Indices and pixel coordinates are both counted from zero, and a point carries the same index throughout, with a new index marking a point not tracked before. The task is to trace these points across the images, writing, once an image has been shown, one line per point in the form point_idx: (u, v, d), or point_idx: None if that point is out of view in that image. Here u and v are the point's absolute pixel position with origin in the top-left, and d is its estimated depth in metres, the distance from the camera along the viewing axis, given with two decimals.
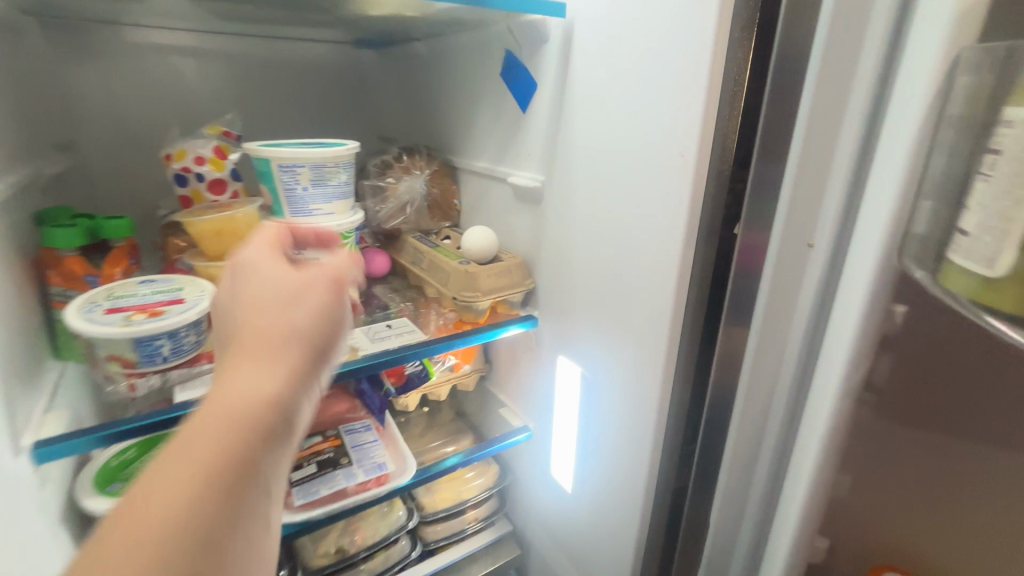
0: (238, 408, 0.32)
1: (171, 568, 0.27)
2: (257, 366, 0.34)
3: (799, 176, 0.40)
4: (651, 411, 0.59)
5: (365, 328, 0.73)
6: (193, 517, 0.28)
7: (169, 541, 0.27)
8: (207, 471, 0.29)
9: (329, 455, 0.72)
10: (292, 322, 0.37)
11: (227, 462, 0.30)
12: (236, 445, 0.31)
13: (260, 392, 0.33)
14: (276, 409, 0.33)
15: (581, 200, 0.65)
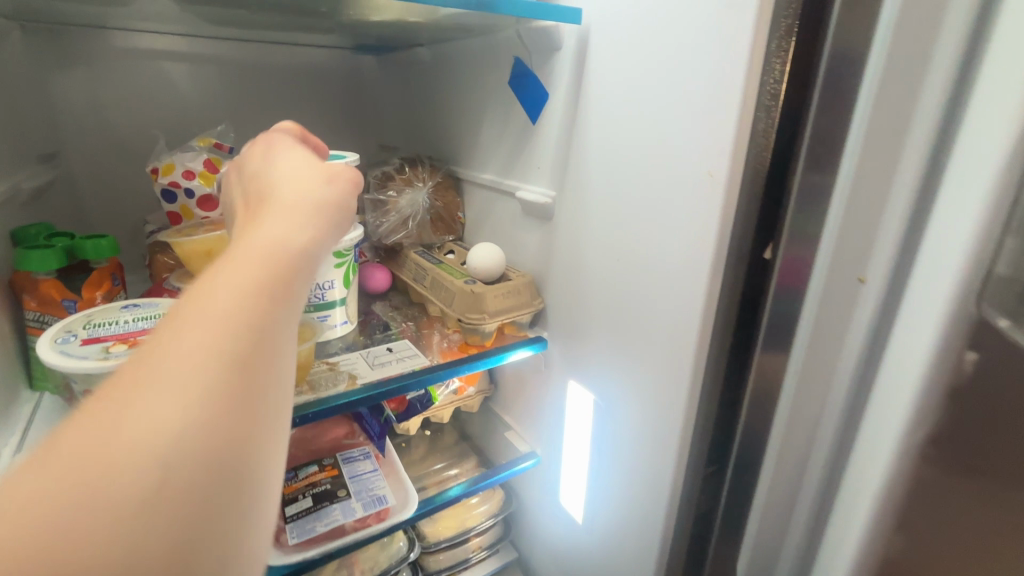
0: (278, 246, 0.30)
1: (220, 378, 0.24)
2: (260, 254, 0.29)
3: (853, 206, 0.38)
4: (672, 447, 0.55)
5: (364, 352, 0.69)
6: (241, 331, 0.26)
7: (218, 352, 0.25)
8: (251, 295, 0.27)
9: (325, 487, 0.68)
10: (322, 195, 0.36)
11: (269, 292, 0.28)
12: (279, 278, 0.29)
13: (266, 282, 0.28)
14: (311, 259, 0.32)
15: (596, 218, 0.61)
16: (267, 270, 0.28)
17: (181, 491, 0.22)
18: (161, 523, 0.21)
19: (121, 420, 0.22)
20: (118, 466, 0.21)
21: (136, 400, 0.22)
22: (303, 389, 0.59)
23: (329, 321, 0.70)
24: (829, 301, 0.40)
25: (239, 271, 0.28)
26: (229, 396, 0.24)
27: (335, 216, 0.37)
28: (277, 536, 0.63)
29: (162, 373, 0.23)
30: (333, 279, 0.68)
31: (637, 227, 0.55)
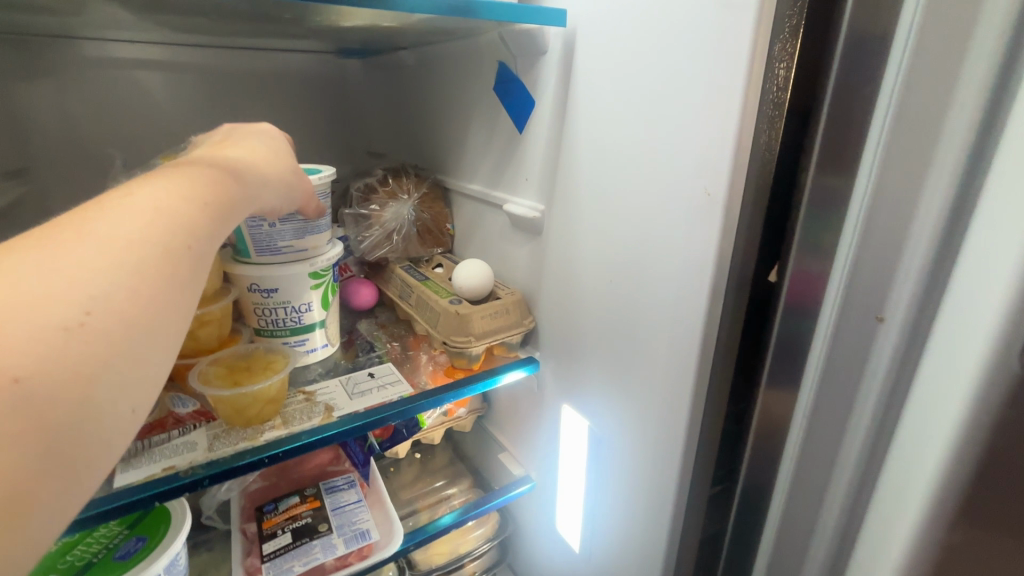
0: (229, 173, 0.37)
1: (163, 228, 0.29)
2: (191, 188, 0.33)
3: (868, 235, 0.34)
4: (671, 485, 0.51)
5: (344, 378, 0.65)
6: (185, 209, 0.31)
7: (167, 213, 0.30)
8: (201, 190, 0.33)
9: (306, 521, 0.64)
10: (276, 164, 0.44)
11: (215, 194, 0.34)
12: (224, 190, 0.35)
13: (193, 211, 0.32)
14: (248, 192, 0.38)
15: (586, 235, 0.57)
16: (194, 201, 0.32)
17: (73, 363, 0.24)
18: (50, 389, 0.23)
19: (32, 281, 0.24)
20: (18, 318, 0.23)
21: (48, 270, 0.25)
22: (274, 423, 0.56)
23: (308, 345, 0.66)
24: (842, 338, 0.36)
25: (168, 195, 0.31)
26: (139, 293, 0.27)
27: (265, 188, 0.42)
28: None
29: (78, 252, 0.26)
30: (311, 301, 0.64)
31: (628, 247, 0.51)
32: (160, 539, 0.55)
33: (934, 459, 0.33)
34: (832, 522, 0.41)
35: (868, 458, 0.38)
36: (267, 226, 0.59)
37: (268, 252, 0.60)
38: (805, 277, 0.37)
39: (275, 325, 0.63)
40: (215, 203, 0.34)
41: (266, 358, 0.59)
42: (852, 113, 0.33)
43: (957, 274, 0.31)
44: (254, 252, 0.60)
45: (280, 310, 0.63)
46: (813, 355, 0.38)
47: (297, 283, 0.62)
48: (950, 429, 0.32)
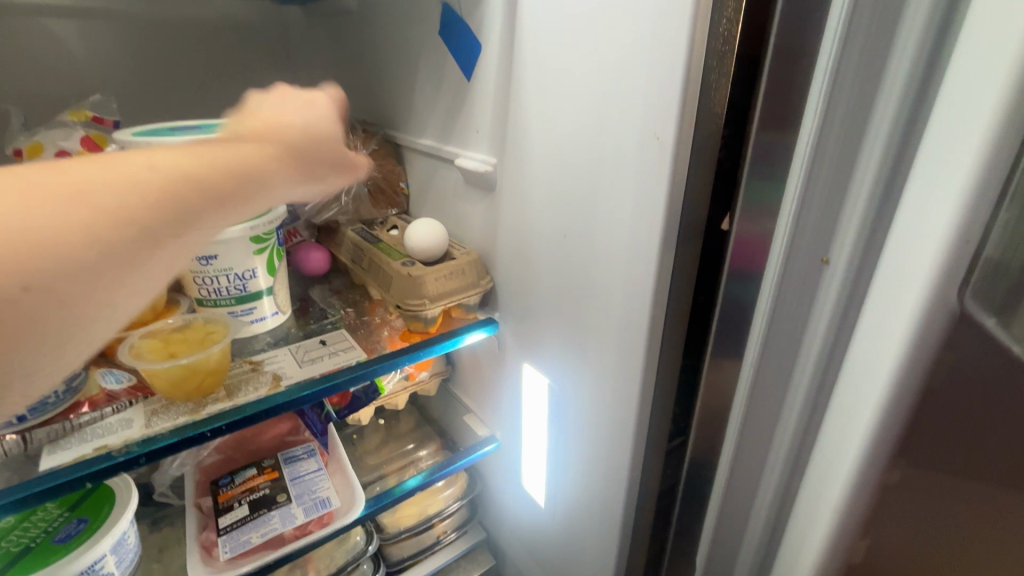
0: (258, 158, 0.34)
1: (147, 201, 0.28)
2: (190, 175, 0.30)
3: (814, 172, 0.32)
4: (627, 437, 0.51)
5: (294, 346, 0.62)
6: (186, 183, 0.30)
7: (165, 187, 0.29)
8: (209, 166, 0.31)
9: (264, 493, 0.63)
10: (332, 153, 0.41)
11: (221, 173, 0.32)
12: (237, 167, 0.33)
13: (189, 190, 0.30)
14: (272, 174, 0.35)
15: (538, 188, 0.54)
16: (195, 194, 0.30)
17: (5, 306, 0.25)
18: None
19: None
20: None
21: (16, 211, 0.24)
22: (218, 396, 0.53)
23: (255, 314, 0.63)
24: (788, 283, 0.35)
25: (162, 182, 0.29)
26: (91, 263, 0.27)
27: (298, 186, 0.39)
28: (208, 551, 0.58)
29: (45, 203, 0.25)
30: (255, 268, 0.61)
31: (581, 200, 0.49)
32: (105, 518, 0.53)
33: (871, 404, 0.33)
34: (779, 465, 0.41)
35: (813, 403, 0.38)
36: None
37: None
38: (752, 224, 0.36)
39: (217, 294, 0.60)
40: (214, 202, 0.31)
41: (204, 328, 0.55)
42: (798, 44, 0.31)
43: (901, 211, 0.30)
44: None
45: (221, 278, 0.59)
46: (760, 303, 0.37)
47: (237, 249, 0.58)
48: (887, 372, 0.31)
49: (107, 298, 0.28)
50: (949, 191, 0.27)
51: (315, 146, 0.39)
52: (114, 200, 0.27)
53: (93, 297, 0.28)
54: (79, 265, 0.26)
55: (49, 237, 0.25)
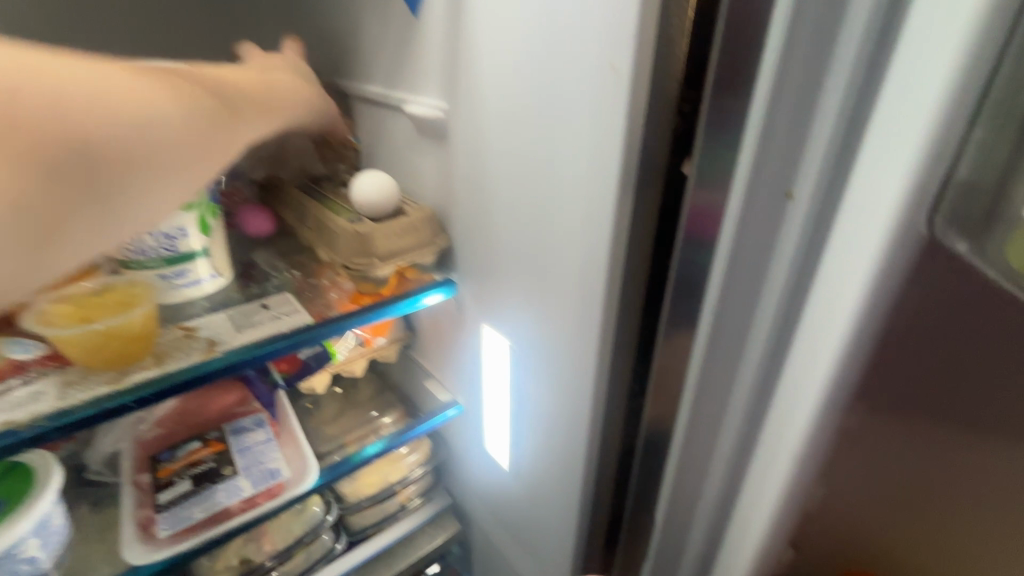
0: (280, 84, 0.54)
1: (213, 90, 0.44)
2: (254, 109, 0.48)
3: (779, 92, 0.28)
4: (587, 395, 0.50)
5: (234, 311, 0.58)
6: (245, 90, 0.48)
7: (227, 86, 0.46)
8: (262, 86, 0.52)
9: (208, 466, 0.59)
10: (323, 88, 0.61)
11: (270, 90, 0.52)
12: (276, 88, 0.53)
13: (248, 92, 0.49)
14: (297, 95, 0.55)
15: (492, 133, 0.50)
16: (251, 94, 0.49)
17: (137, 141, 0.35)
18: (101, 147, 0.33)
19: (49, 81, 0.31)
20: (44, 104, 0.31)
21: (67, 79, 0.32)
22: (145, 364, 0.48)
23: (189, 277, 0.58)
24: (749, 224, 0.32)
25: (223, 85, 0.46)
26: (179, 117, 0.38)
27: (308, 106, 0.57)
28: (145, 529, 0.54)
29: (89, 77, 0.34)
30: (184, 226, 0.55)
31: (535, 142, 0.46)
32: (24, 499, 0.48)
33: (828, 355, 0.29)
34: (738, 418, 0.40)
35: (771, 357, 0.35)
36: None
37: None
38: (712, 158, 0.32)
39: (140, 254, 0.54)
40: (252, 104, 0.48)
41: (126, 290, 0.50)
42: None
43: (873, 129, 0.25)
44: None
45: (144, 237, 0.53)
46: (718, 248, 0.34)
47: None
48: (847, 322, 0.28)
49: (203, 156, 0.40)
50: (923, 98, 0.23)
51: (290, 84, 0.55)
52: (160, 107, 0.37)
53: (183, 153, 0.39)
54: (156, 124, 0.36)
55: (94, 107, 0.33)
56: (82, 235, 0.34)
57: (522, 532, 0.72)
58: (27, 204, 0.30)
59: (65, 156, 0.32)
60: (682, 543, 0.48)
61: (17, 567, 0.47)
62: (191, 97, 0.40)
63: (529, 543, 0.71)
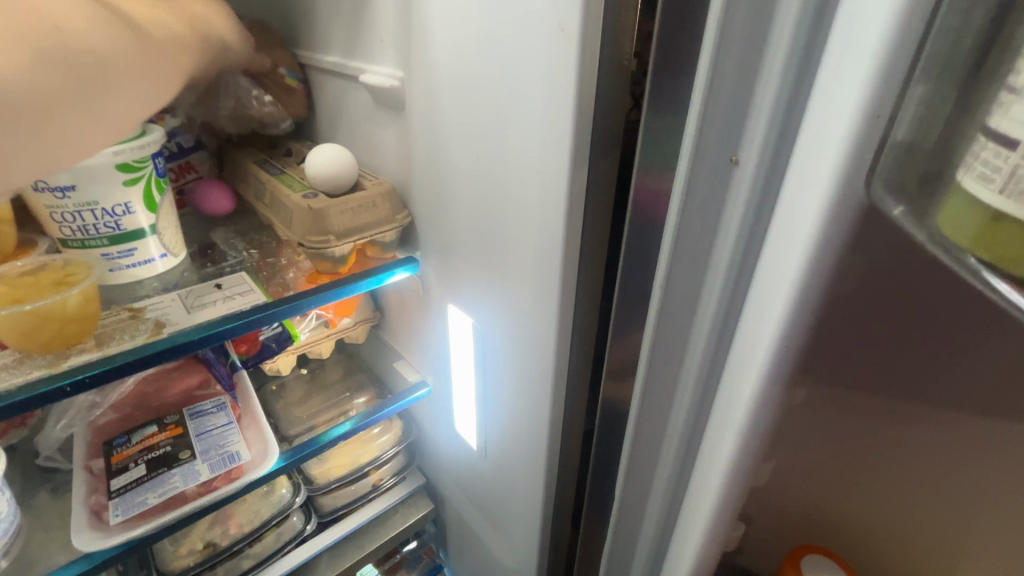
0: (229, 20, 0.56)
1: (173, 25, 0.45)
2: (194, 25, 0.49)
3: (721, 53, 0.26)
4: (547, 372, 0.49)
5: (184, 291, 0.56)
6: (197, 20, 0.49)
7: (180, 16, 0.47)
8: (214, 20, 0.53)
9: (165, 451, 0.58)
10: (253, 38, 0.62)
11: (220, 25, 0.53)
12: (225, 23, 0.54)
13: (200, 19, 0.50)
14: (242, 37, 0.58)
15: (445, 101, 0.48)
16: (203, 23, 0.50)
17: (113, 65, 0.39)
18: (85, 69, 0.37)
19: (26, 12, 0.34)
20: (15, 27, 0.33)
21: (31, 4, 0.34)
22: (86, 346, 0.47)
23: (136, 257, 0.55)
24: (694, 196, 0.30)
25: (172, 9, 0.47)
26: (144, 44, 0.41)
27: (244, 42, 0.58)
28: (97, 515, 0.53)
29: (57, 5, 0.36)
30: (131, 202, 0.53)
31: (490, 112, 0.43)
32: None
33: (768, 334, 0.28)
34: None
35: (718, 337, 0.33)
36: None
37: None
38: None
39: (82, 233, 0.52)
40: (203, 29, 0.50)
41: (64, 270, 0.48)
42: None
43: (818, 88, 0.23)
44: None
45: (84, 214, 0.51)
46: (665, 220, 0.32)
47: (101, 179, 0.50)
48: (787, 298, 0.27)
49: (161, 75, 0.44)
50: (861, 51, 0.20)
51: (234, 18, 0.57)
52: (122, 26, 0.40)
53: (150, 74, 0.42)
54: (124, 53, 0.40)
55: (64, 32, 0.36)
56: (76, 134, 0.38)
57: (492, 510, 0.72)
58: (37, 100, 0.34)
59: (59, 55, 0.35)
60: (639, 523, 0.47)
61: None
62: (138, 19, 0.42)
63: (499, 521, 0.71)
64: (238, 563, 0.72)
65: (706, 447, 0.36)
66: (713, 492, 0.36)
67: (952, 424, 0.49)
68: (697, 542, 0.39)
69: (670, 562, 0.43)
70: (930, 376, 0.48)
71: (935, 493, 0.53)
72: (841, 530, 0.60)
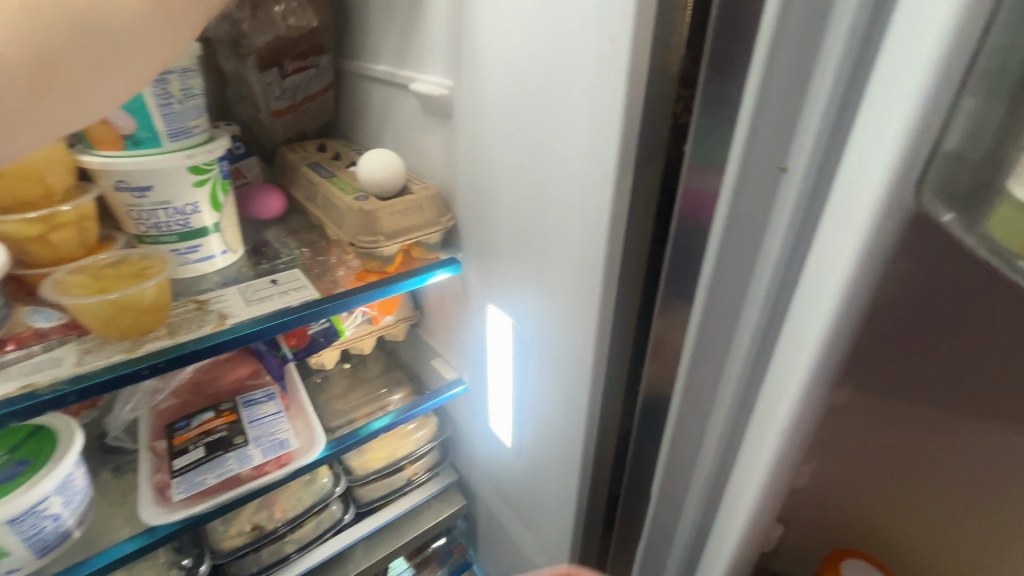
0: None
1: None
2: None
3: (772, 68, 0.27)
4: (585, 371, 0.50)
5: (243, 285, 0.59)
6: None
7: None
8: None
9: (221, 435, 0.61)
10: None
11: None
12: None
13: None
14: None
15: (493, 109, 0.50)
16: None
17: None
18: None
19: None
20: None
21: None
22: (158, 334, 0.50)
23: (201, 253, 0.59)
24: (741, 202, 0.31)
25: None
26: None
27: None
28: (162, 492, 0.57)
29: None
30: (197, 202, 0.57)
31: (537, 117, 0.45)
32: (47, 460, 0.51)
33: (815, 335, 0.29)
34: None
35: (762, 339, 0.34)
36: (176, 104, 0.53)
37: (182, 135, 0.54)
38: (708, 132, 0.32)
39: (156, 229, 0.56)
40: None
41: (140, 263, 0.52)
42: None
43: (867, 100, 0.24)
44: (165, 139, 0.53)
45: (159, 212, 0.55)
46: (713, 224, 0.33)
47: (174, 180, 0.54)
48: (833, 302, 0.27)
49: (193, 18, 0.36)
50: (916, 66, 0.21)
51: None
52: None
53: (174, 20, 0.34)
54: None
55: None
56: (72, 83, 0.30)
57: (524, 508, 0.74)
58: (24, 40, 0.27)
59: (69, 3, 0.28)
60: (675, 523, 0.48)
61: (42, 522, 0.50)
62: None
63: (531, 519, 0.73)
64: (281, 547, 0.75)
65: (746, 449, 0.37)
66: (753, 492, 0.37)
67: (991, 437, 0.48)
68: (734, 543, 0.40)
69: (707, 562, 0.44)
70: (966, 384, 0.48)
71: (954, 504, 0.53)
72: (874, 538, 0.60)
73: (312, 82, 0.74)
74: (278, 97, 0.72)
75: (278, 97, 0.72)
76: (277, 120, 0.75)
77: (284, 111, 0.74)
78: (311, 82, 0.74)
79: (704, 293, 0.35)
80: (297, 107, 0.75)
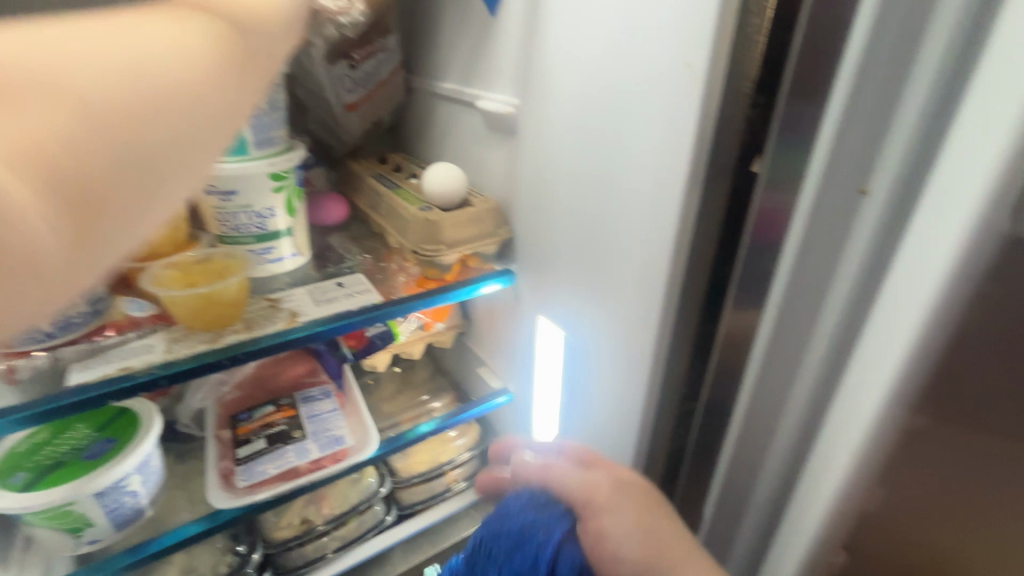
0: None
1: (209, 38, 0.26)
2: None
3: (857, 97, 0.29)
4: (640, 386, 0.51)
5: (312, 287, 0.63)
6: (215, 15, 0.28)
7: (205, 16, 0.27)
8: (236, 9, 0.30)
9: (281, 428, 0.64)
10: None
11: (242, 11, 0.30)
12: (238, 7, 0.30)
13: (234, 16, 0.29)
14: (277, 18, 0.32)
15: (559, 128, 0.52)
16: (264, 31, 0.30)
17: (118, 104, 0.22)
18: (62, 122, 0.20)
19: None
20: None
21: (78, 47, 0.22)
22: (236, 328, 0.54)
23: (275, 254, 0.63)
24: (818, 221, 0.32)
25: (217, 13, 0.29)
26: (203, 67, 0.25)
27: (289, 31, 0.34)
28: (226, 479, 0.60)
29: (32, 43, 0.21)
30: (274, 207, 0.60)
31: (605, 135, 0.47)
32: (130, 441, 0.55)
33: (894, 354, 0.29)
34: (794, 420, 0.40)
35: None
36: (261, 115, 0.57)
37: (267, 145, 0.58)
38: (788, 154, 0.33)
39: (236, 230, 0.60)
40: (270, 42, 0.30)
41: (224, 261, 0.56)
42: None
43: (955, 129, 0.25)
44: (252, 148, 0.57)
45: (240, 214, 0.59)
46: (786, 242, 0.34)
47: (257, 185, 0.58)
48: (915, 324, 0.28)
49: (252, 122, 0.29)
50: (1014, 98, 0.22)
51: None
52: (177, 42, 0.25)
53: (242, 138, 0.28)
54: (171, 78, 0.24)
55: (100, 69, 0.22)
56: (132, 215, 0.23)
57: None
58: (87, 166, 0.21)
59: (122, 123, 0.22)
60: (728, 545, 0.48)
61: (121, 498, 0.53)
62: (185, 43, 0.25)
63: None
64: (326, 543, 0.77)
65: (812, 471, 0.37)
66: (818, 515, 0.36)
67: None
68: (796, 567, 0.39)
69: None
70: None
71: None
72: None
73: (378, 64, 0.71)
74: (351, 90, 0.71)
75: (351, 89, 0.71)
76: (351, 113, 0.73)
77: (358, 100, 0.72)
78: (378, 64, 0.72)
79: (773, 310, 0.36)
80: (368, 94, 0.73)
